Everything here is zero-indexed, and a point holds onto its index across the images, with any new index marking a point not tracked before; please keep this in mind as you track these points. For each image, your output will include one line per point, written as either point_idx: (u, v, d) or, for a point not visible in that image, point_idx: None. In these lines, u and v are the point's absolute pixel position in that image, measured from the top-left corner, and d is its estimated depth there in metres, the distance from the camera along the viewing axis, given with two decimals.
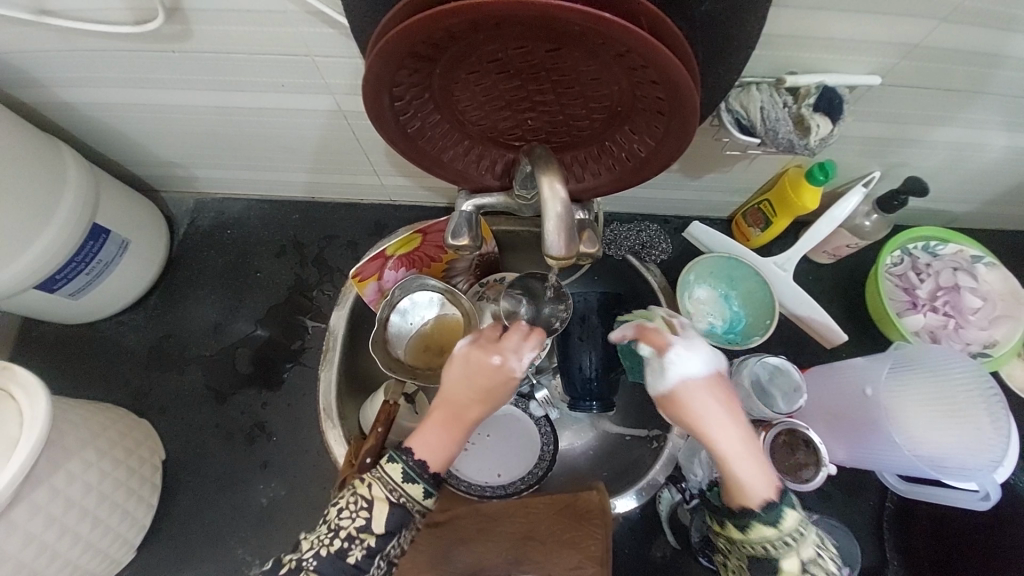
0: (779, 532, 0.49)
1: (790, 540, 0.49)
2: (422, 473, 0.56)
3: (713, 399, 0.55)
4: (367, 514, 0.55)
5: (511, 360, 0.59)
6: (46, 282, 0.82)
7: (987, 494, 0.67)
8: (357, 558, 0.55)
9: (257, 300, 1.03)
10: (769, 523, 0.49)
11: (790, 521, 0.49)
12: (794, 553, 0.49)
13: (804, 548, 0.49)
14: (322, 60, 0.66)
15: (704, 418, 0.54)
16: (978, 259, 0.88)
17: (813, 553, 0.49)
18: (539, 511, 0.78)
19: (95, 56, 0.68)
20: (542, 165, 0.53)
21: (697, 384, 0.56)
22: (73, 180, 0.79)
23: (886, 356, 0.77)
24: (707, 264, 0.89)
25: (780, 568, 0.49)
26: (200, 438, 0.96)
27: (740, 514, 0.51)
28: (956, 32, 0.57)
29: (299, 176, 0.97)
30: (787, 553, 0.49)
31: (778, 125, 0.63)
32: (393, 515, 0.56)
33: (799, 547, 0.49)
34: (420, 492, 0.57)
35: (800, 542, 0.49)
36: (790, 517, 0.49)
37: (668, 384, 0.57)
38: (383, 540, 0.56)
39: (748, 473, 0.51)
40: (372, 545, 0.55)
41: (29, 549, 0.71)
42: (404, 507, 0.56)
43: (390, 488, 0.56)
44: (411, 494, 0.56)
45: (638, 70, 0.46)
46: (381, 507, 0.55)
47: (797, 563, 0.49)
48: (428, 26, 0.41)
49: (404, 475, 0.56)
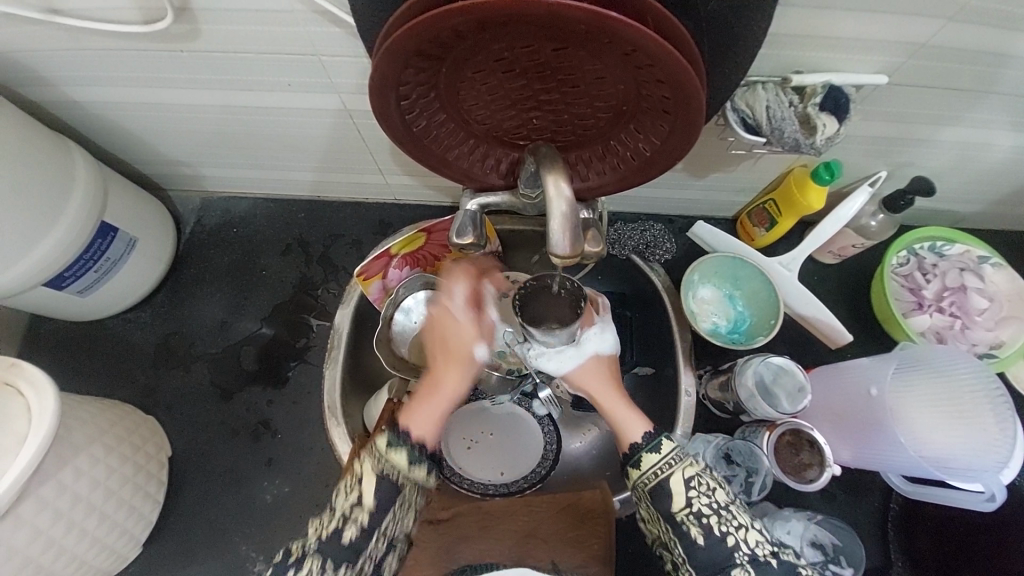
0: (661, 456, 0.59)
1: (672, 462, 0.59)
2: (407, 442, 0.59)
3: (604, 374, 0.70)
4: (358, 490, 0.57)
5: (449, 304, 0.70)
6: (55, 280, 0.83)
7: (992, 496, 0.66)
8: (352, 535, 0.56)
9: (263, 298, 1.03)
10: (652, 450, 0.60)
11: (669, 447, 0.60)
12: (679, 472, 0.58)
13: (687, 466, 0.58)
14: (328, 59, 0.66)
15: (600, 386, 0.69)
16: (984, 259, 0.88)
17: (695, 470, 0.58)
18: (538, 509, 0.81)
19: (104, 55, 0.68)
20: (548, 165, 0.54)
21: (594, 362, 0.71)
22: (82, 179, 0.79)
23: (891, 355, 0.76)
24: (712, 264, 0.89)
25: (672, 490, 0.58)
26: (206, 434, 0.97)
27: (628, 454, 0.61)
28: (963, 31, 0.57)
29: (305, 174, 0.98)
30: (674, 473, 0.58)
31: (784, 124, 0.63)
32: (383, 485, 0.57)
33: (681, 466, 0.58)
34: (405, 461, 0.58)
35: (681, 462, 0.59)
36: (670, 443, 0.60)
37: (577, 359, 0.71)
38: (375, 514, 0.57)
39: (630, 416, 0.64)
40: (364, 520, 0.56)
41: (36, 543, 0.72)
42: (392, 479, 0.58)
43: (382, 464, 0.57)
44: (395, 463, 0.58)
45: (644, 69, 0.46)
46: (370, 479, 0.57)
47: (683, 481, 0.58)
48: (434, 24, 0.41)
49: (387, 445, 0.58)
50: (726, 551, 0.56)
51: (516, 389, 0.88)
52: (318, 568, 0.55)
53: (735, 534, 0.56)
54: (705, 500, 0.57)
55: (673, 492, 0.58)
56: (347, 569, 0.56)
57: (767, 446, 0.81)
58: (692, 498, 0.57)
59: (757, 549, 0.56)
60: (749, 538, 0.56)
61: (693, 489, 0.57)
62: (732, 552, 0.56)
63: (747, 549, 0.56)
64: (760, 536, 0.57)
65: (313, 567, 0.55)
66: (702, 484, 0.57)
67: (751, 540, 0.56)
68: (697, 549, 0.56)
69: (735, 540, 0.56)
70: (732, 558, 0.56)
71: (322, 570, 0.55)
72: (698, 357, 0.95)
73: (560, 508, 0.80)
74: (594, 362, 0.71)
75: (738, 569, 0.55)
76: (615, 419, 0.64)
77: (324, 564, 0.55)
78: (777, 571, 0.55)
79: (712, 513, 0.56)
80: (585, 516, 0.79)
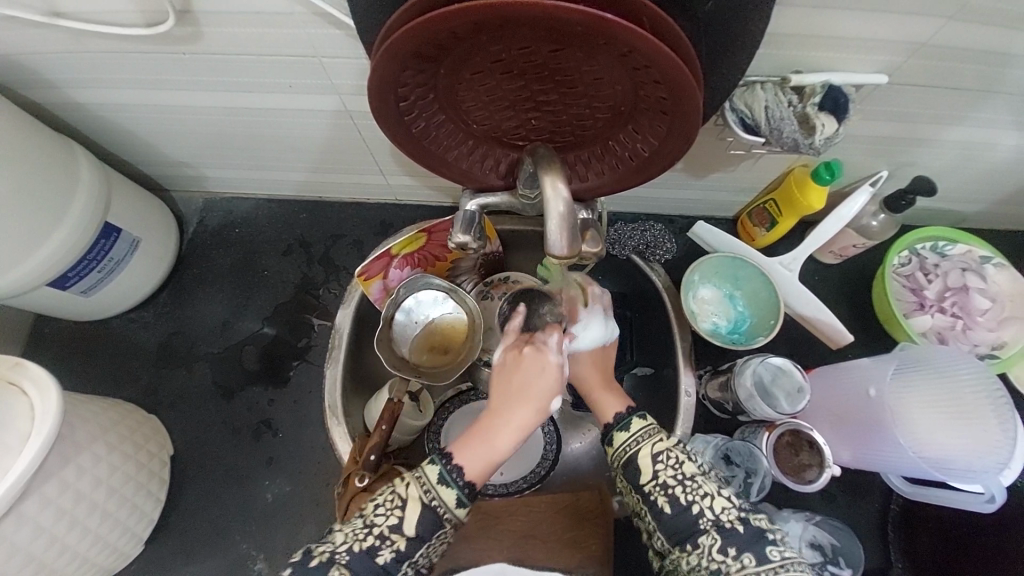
0: (630, 433, 0.61)
1: (641, 438, 0.60)
2: (457, 478, 0.55)
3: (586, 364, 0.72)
4: (400, 513, 0.54)
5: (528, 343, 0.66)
6: (59, 280, 0.83)
7: (992, 497, 0.66)
8: (386, 559, 0.53)
9: (265, 299, 1.04)
10: (624, 429, 0.61)
11: (638, 423, 0.61)
12: (648, 446, 0.60)
13: (657, 441, 0.60)
14: (327, 60, 0.66)
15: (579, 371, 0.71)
16: (986, 260, 0.88)
17: (664, 445, 0.59)
18: (537, 509, 0.80)
19: (106, 57, 0.69)
20: (545, 164, 0.54)
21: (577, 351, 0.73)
22: (85, 180, 0.80)
23: (890, 356, 0.76)
24: (711, 264, 0.89)
25: (640, 465, 0.59)
26: (207, 433, 0.97)
27: (613, 423, 0.63)
28: (965, 30, 0.57)
29: (306, 176, 0.98)
30: (642, 448, 0.60)
31: (782, 125, 0.63)
32: (426, 516, 0.55)
33: (650, 440, 0.60)
34: (451, 501, 0.55)
35: (650, 437, 0.60)
36: (640, 421, 0.61)
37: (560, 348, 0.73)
38: (412, 544, 0.54)
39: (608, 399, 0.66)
40: (401, 547, 0.54)
41: (39, 541, 0.72)
42: (435, 513, 0.55)
43: (428, 495, 0.55)
44: (442, 498, 0.55)
45: (642, 71, 0.46)
46: (414, 508, 0.54)
47: (650, 454, 0.59)
48: (430, 27, 0.42)
49: (438, 477, 0.55)
50: (692, 518, 0.56)
51: None
52: None
53: (700, 502, 0.56)
54: (671, 471, 0.58)
55: (641, 465, 0.59)
56: None
57: (766, 447, 0.81)
58: (659, 470, 0.58)
59: (723, 516, 0.55)
60: (714, 505, 0.56)
61: (660, 462, 0.58)
62: (697, 519, 0.56)
63: (712, 514, 0.56)
64: (727, 503, 0.56)
65: None
66: (669, 457, 0.58)
67: (716, 507, 0.56)
68: (666, 517, 0.57)
69: (700, 507, 0.56)
70: (698, 526, 0.56)
71: None
72: (698, 357, 0.95)
73: (558, 510, 0.79)
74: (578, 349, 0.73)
75: (704, 536, 0.55)
76: (594, 403, 0.67)
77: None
78: (744, 536, 0.54)
79: (677, 483, 0.57)
80: (583, 515, 0.79)
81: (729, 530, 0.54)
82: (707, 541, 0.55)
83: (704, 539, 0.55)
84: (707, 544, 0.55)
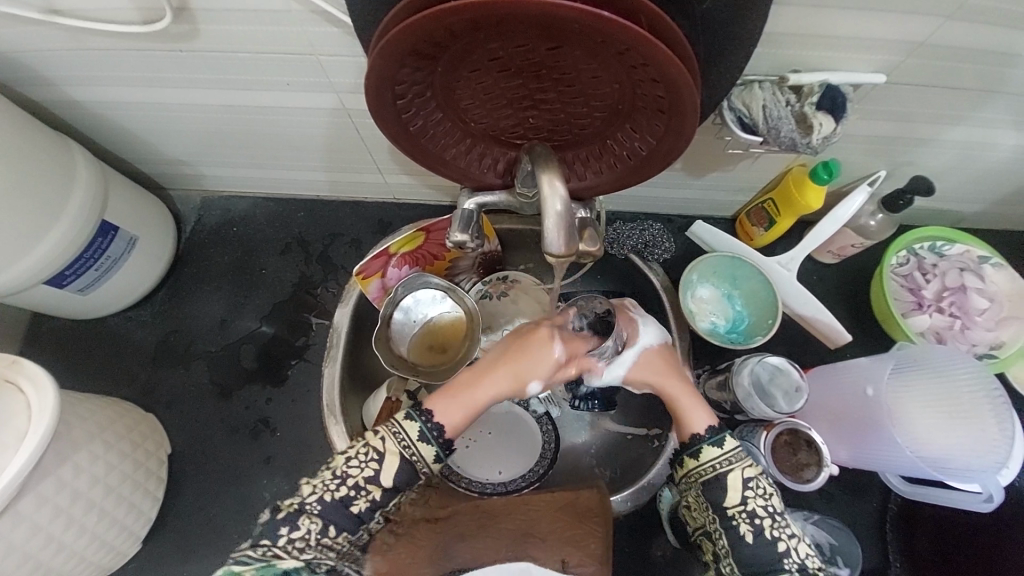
0: (723, 451, 0.60)
1: (733, 459, 0.60)
2: (437, 436, 0.59)
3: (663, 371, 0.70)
4: (376, 465, 0.58)
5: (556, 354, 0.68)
6: (56, 278, 0.83)
7: (988, 497, 0.66)
8: (360, 508, 0.58)
9: (263, 297, 1.04)
10: (715, 445, 0.60)
11: (733, 443, 0.60)
12: (738, 470, 0.59)
13: (747, 466, 0.59)
14: (326, 59, 0.66)
15: (654, 373, 0.70)
16: (985, 259, 0.88)
17: (757, 472, 0.60)
18: (536, 508, 0.80)
19: (104, 55, 0.69)
20: (542, 162, 0.54)
21: (652, 361, 0.71)
22: (83, 177, 0.80)
23: (888, 355, 0.76)
24: (710, 264, 0.89)
25: (728, 485, 0.59)
26: (205, 432, 0.97)
27: (700, 437, 0.62)
28: (963, 29, 0.57)
29: (304, 174, 0.98)
30: (733, 470, 0.59)
31: (780, 124, 0.63)
32: (402, 468, 0.58)
33: (742, 464, 0.59)
34: (430, 454, 0.59)
35: (744, 461, 0.60)
36: (734, 441, 0.61)
37: (632, 363, 0.71)
38: (387, 493, 0.59)
39: (694, 405, 0.65)
40: (375, 498, 0.58)
41: (36, 539, 0.72)
42: (412, 465, 0.59)
43: (406, 445, 0.59)
44: (423, 456, 0.59)
45: (639, 69, 0.46)
46: (391, 460, 0.58)
47: (741, 480, 0.59)
48: (427, 24, 0.42)
49: (419, 434, 0.59)
50: (776, 556, 0.57)
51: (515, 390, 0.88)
52: (318, 527, 0.57)
53: (787, 541, 0.57)
54: (760, 502, 0.58)
55: (730, 486, 0.59)
56: (344, 535, 0.58)
57: (764, 446, 0.81)
58: (747, 498, 0.58)
59: (806, 561, 0.57)
60: (800, 547, 0.57)
61: (750, 489, 0.59)
62: (781, 557, 0.57)
63: (796, 557, 0.57)
64: (809, 547, 0.58)
65: (312, 525, 0.57)
66: (759, 486, 0.59)
67: (800, 549, 0.57)
68: (745, 546, 0.58)
69: (786, 546, 0.57)
70: (780, 564, 0.57)
71: (321, 530, 0.57)
72: (697, 357, 0.95)
73: (556, 509, 0.80)
74: (653, 361, 0.71)
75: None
76: (677, 411, 0.65)
77: (324, 526, 0.57)
78: None
79: (766, 516, 0.58)
80: (581, 515, 0.79)
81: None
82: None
83: None
84: None
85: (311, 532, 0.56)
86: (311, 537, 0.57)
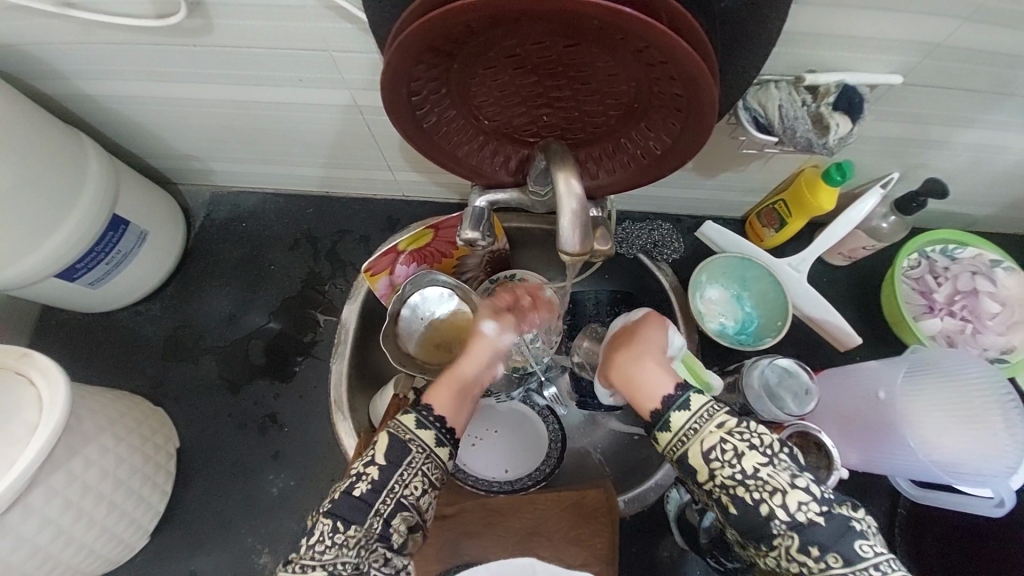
0: (674, 433, 0.54)
1: (688, 435, 0.53)
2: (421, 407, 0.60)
3: (617, 354, 0.66)
4: (370, 450, 0.58)
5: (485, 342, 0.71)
6: (67, 271, 0.83)
7: (1000, 501, 0.68)
8: (361, 489, 0.56)
9: (272, 292, 1.04)
10: (665, 424, 0.54)
11: (682, 418, 0.54)
12: (699, 442, 0.53)
13: (706, 434, 0.52)
14: (339, 55, 0.66)
15: (611, 363, 0.67)
16: (997, 263, 0.87)
17: (718, 436, 0.52)
18: (545, 507, 0.81)
19: (117, 48, 0.69)
20: (557, 160, 0.53)
21: (611, 351, 0.69)
22: (93, 171, 0.80)
23: (902, 358, 0.75)
24: (720, 265, 0.88)
25: (693, 463, 0.53)
26: (213, 427, 0.97)
27: (653, 419, 0.56)
28: (980, 32, 0.57)
29: (313, 170, 0.98)
30: (693, 447, 0.53)
31: (796, 124, 0.62)
32: (392, 444, 0.58)
33: (700, 438, 0.53)
34: (412, 421, 0.59)
35: (699, 434, 0.53)
36: (681, 416, 0.54)
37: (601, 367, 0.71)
38: (385, 470, 0.57)
39: (654, 378, 0.58)
40: (376, 479, 0.56)
41: (46, 532, 0.72)
42: (400, 438, 0.58)
43: (396, 428, 0.59)
44: (404, 423, 0.59)
45: (658, 66, 0.45)
46: (382, 439, 0.58)
47: (702, 452, 0.52)
48: (446, 20, 0.41)
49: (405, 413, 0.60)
50: (762, 520, 0.50)
51: (522, 385, 0.87)
52: (329, 527, 0.55)
53: (769, 502, 0.49)
54: (728, 469, 0.51)
55: (694, 464, 0.53)
56: (358, 528, 0.55)
57: None
58: (716, 468, 0.52)
59: (799, 514, 0.49)
60: (788, 502, 0.49)
61: (715, 459, 0.52)
62: (768, 522, 0.50)
63: (785, 515, 0.49)
64: (803, 497, 0.49)
65: (324, 526, 0.55)
66: (724, 452, 0.51)
67: (790, 504, 0.49)
68: (732, 518, 0.51)
69: (769, 508, 0.49)
70: (769, 528, 0.50)
71: (332, 529, 0.55)
72: (705, 358, 0.94)
73: (564, 505, 0.81)
74: (612, 349, 0.69)
75: (779, 538, 0.49)
76: (639, 392, 0.59)
77: (334, 523, 0.55)
78: (826, 532, 0.48)
79: (738, 483, 0.50)
80: (588, 514, 0.80)
81: (806, 530, 0.48)
82: (784, 543, 0.49)
83: (781, 541, 0.49)
84: (785, 545, 0.49)
85: (325, 533, 0.55)
86: (326, 538, 0.55)
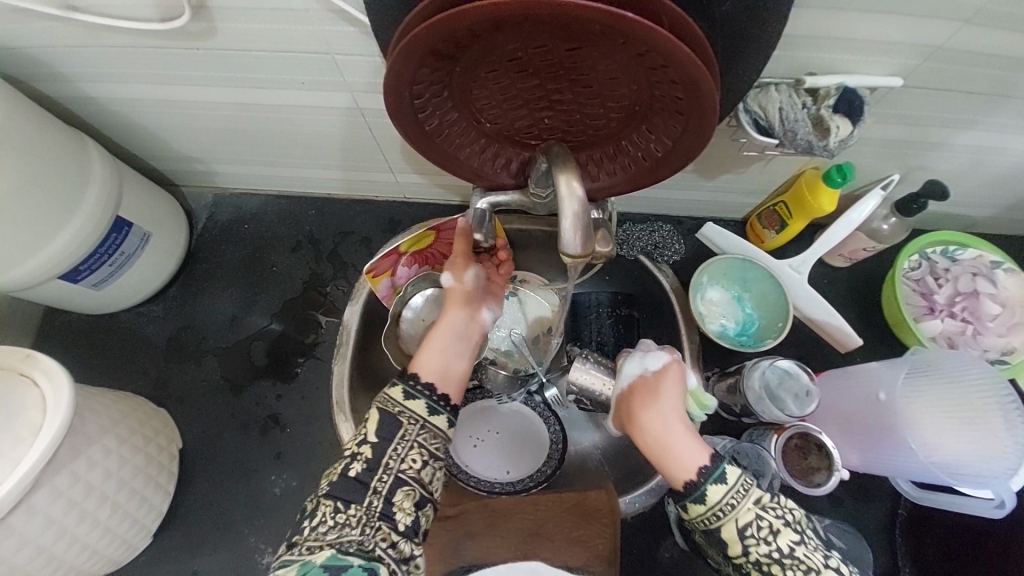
0: (708, 507, 0.55)
1: (722, 512, 0.54)
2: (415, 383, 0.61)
3: (633, 403, 0.65)
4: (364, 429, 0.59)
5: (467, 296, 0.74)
6: (70, 273, 0.84)
7: (1001, 503, 0.68)
8: (356, 470, 0.57)
9: (274, 293, 1.04)
10: (699, 499, 0.55)
11: (717, 494, 0.54)
12: (733, 519, 0.54)
13: (739, 513, 0.54)
14: (341, 58, 0.66)
15: (628, 412, 0.66)
16: (997, 264, 0.87)
17: (754, 513, 0.54)
18: (547, 508, 0.82)
19: (121, 52, 0.69)
20: (560, 163, 0.53)
21: (626, 397, 0.68)
22: (98, 173, 0.80)
23: (903, 359, 0.75)
24: (721, 266, 0.89)
25: (726, 537, 0.54)
26: (215, 428, 0.98)
27: (683, 491, 0.56)
28: (980, 35, 0.57)
29: (315, 172, 0.99)
30: (728, 522, 0.54)
31: (797, 126, 0.63)
32: (382, 420, 0.59)
33: (735, 515, 0.54)
34: (400, 394, 0.61)
35: (735, 510, 0.54)
36: (718, 490, 0.54)
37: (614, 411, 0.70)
38: (378, 447, 0.58)
39: (682, 442, 0.58)
40: (369, 456, 0.58)
41: (50, 532, 0.73)
42: (393, 414, 0.59)
43: (384, 403, 0.60)
44: (392, 397, 0.61)
45: (659, 70, 0.46)
46: (373, 419, 0.59)
47: (737, 529, 0.54)
48: (449, 25, 0.42)
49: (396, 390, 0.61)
50: None
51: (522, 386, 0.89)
52: (332, 508, 0.56)
53: None
54: (764, 548, 0.53)
55: (727, 539, 0.54)
56: (358, 507, 0.56)
57: (777, 447, 0.81)
58: (750, 546, 0.54)
59: None
60: None
61: (750, 536, 0.53)
62: None
63: None
64: None
65: (326, 508, 0.56)
66: (759, 531, 0.53)
67: None
68: None
69: None
70: None
71: (335, 510, 0.56)
72: (706, 359, 0.95)
73: (565, 509, 0.82)
74: (626, 396, 0.68)
75: None
76: (665, 454, 0.58)
77: (336, 504, 0.56)
78: None
79: (774, 562, 0.53)
80: (590, 515, 0.80)
81: None
82: None
83: None
84: None
85: (327, 515, 0.56)
86: (330, 518, 0.55)
